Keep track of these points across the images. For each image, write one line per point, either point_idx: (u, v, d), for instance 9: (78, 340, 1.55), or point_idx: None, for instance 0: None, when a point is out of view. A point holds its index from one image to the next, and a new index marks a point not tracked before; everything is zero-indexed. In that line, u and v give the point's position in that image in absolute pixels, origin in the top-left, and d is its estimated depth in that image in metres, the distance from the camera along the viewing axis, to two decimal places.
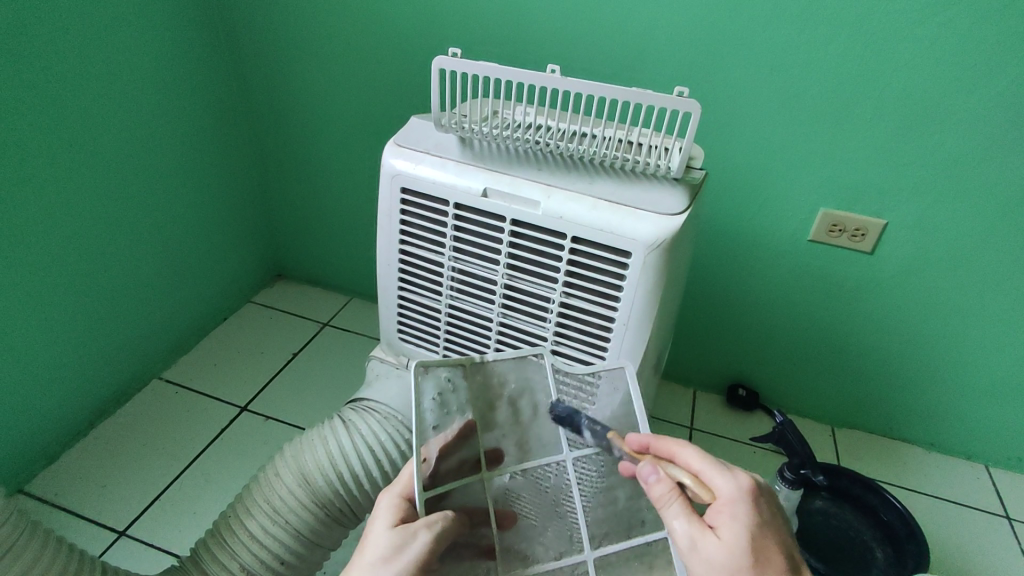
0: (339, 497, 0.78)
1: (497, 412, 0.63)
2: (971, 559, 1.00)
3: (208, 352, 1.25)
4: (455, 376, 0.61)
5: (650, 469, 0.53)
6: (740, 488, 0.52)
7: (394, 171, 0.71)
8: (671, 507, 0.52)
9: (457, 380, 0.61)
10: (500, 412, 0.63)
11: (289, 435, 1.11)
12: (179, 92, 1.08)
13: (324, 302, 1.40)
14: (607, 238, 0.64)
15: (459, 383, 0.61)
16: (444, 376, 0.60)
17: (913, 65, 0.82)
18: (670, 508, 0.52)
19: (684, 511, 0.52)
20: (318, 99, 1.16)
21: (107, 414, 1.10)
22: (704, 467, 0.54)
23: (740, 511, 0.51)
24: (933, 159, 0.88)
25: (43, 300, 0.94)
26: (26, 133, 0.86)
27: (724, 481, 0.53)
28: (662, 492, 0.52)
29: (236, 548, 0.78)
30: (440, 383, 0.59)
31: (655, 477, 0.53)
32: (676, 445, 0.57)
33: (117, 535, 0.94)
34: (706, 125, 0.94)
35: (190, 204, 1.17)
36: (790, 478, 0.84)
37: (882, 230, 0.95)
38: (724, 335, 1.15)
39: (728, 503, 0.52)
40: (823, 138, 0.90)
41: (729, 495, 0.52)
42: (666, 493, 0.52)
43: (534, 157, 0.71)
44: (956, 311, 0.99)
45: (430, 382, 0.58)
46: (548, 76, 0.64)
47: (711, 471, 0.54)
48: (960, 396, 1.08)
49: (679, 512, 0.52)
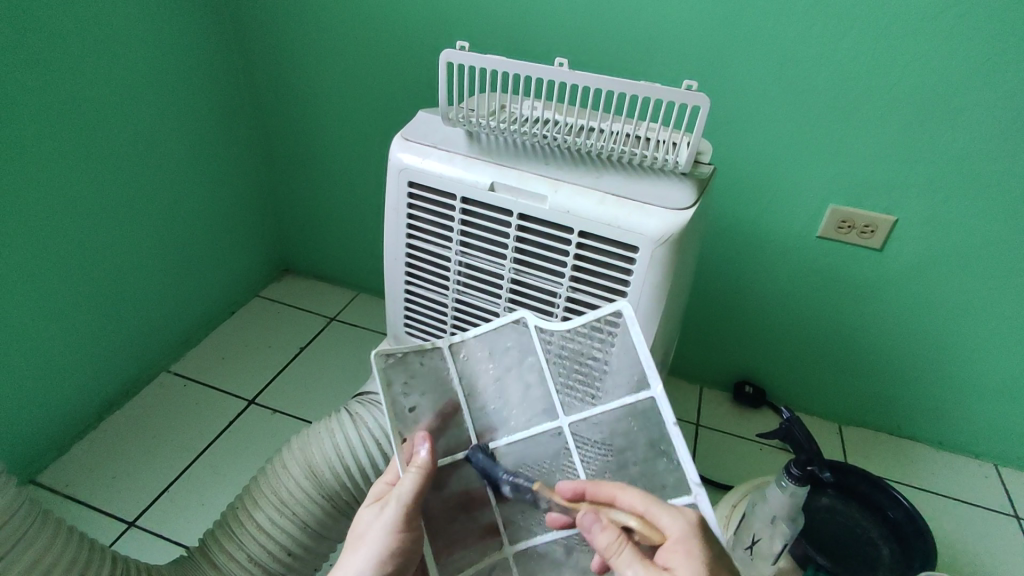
0: (345, 489, 0.78)
1: (482, 384, 0.66)
2: (980, 559, 1.00)
3: (216, 345, 1.26)
4: (429, 360, 0.66)
5: (591, 519, 0.51)
6: (688, 524, 0.51)
7: (401, 164, 0.71)
8: (621, 555, 0.50)
9: (438, 361, 0.66)
10: (486, 385, 0.66)
11: (296, 428, 1.11)
12: (188, 87, 1.08)
13: (331, 297, 1.41)
14: (615, 233, 0.64)
15: (438, 364, 0.66)
16: (416, 360, 0.65)
17: (925, 60, 0.81)
18: (621, 557, 0.50)
19: (635, 557, 0.50)
20: (327, 94, 1.16)
21: (116, 406, 1.11)
22: (647, 505, 0.53)
23: (693, 548, 0.50)
24: (946, 155, 0.87)
25: (53, 292, 0.95)
26: (36, 128, 0.86)
27: (671, 518, 0.51)
28: (608, 540, 0.51)
29: (244, 538, 0.79)
30: (413, 367, 0.64)
31: (597, 526, 0.51)
32: (615, 487, 0.55)
33: (127, 525, 0.95)
34: (715, 119, 0.93)
35: (199, 198, 1.17)
36: (796, 474, 0.81)
37: (892, 226, 0.94)
38: (731, 331, 1.14)
39: (679, 543, 0.50)
40: (834, 134, 0.90)
41: (678, 533, 0.50)
42: (612, 540, 0.51)
43: (542, 150, 0.71)
44: (966, 309, 0.99)
45: (404, 367, 0.64)
46: (556, 69, 0.64)
47: (654, 508, 0.52)
48: (970, 395, 1.07)
49: (631, 559, 0.50)
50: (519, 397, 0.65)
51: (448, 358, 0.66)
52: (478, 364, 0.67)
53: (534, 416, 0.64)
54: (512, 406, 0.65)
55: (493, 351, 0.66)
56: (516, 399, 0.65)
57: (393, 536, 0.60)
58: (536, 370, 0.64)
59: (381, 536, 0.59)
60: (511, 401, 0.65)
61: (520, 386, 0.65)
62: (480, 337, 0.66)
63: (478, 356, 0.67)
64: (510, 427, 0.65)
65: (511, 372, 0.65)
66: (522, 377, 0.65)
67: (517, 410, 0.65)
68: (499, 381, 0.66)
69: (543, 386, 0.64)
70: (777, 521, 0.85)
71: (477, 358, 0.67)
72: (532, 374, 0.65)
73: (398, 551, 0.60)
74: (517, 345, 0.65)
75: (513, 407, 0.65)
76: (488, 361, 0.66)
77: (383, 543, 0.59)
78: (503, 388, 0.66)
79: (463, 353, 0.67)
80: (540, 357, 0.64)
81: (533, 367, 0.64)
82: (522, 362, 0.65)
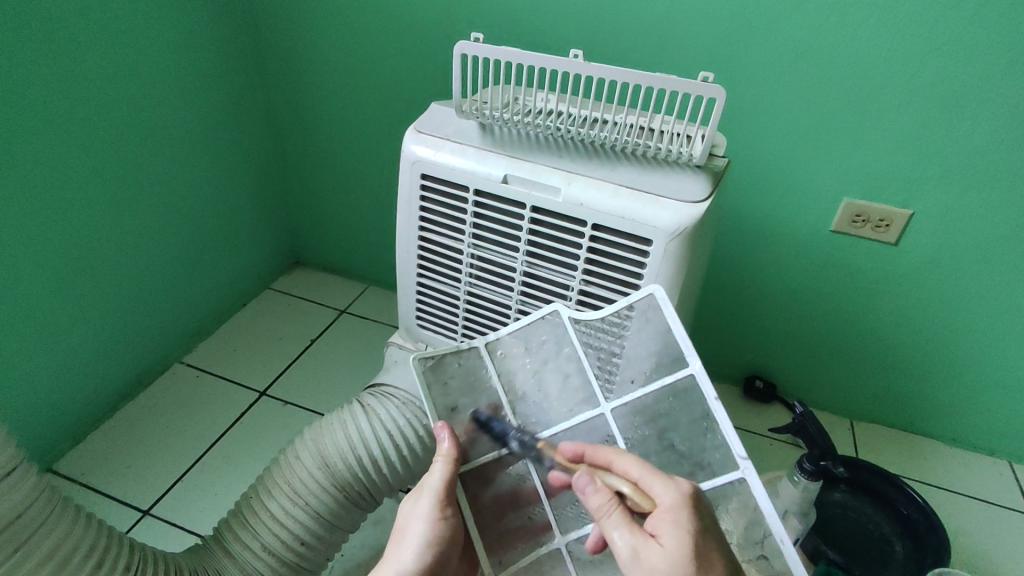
0: (358, 480, 0.79)
1: (520, 380, 0.68)
2: (993, 557, 0.99)
3: (228, 337, 1.27)
4: (469, 360, 0.69)
5: (585, 481, 0.53)
6: (680, 494, 0.51)
7: (414, 157, 0.71)
8: (610, 517, 0.52)
9: (476, 361, 0.69)
10: (525, 379, 0.68)
11: (308, 419, 1.12)
12: (199, 79, 1.08)
13: (341, 290, 1.41)
14: (628, 225, 0.64)
15: (476, 363, 0.69)
16: (456, 360, 0.69)
17: (943, 51, 0.80)
18: (610, 519, 0.52)
19: (623, 520, 0.51)
20: (338, 87, 1.16)
21: (131, 396, 1.12)
22: (644, 473, 0.54)
23: (681, 518, 0.50)
24: (964, 147, 0.86)
25: (68, 283, 0.96)
26: (51, 120, 0.87)
27: (663, 488, 0.52)
28: (599, 503, 0.52)
29: (258, 528, 0.79)
30: (454, 367, 0.69)
31: (592, 488, 0.53)
32: (612, 452, 0.57)
33: (142, 514, 0.96)
34: (729, 111, 0.93)
35: (211, 190, 1.18)
36: (808, 469, 0.82)
37: (908, 220, 0.93)
38: (743, 325, 1.14)
39: (669, 511, 0.51)
40: (850, 126, 0.89)
41: (670, 502, 0.51)
42: (604, 502, 0.52)
43: (555, 143, 0.70)
44: (982, 304, 0.98)
45: (443, 370, 0.69)
46: (570, 61, 0.63)
47: (649, 478, 0.53)
48: (984, 391, 1.06)
49: (619, 521, 0.51)
50: (558, 387, 0.66)
51: (486, 358, 0.69)
52: (515, 360, 0.68)
53: (575, 405, 0.65)
54: (551, 399, 0.66)
55: (528, 345, 0.68)
56: (555, 391, 0.66)
57: (434, 528, 0.62)
58: (573, 361, 0.65)
59: (423, 529, 0.61)
60: (549, 393, 0.66)
61: (558, 377, 0.66)
62: (515, 334, 0.68)
63: (513, 352, 0.69)
64: (552, 418, 0.66)
65: (548, 364, 0.67)
66: (560, 369, 0.66)
67: (556, 402, 0.66)
68: (537, 375, 0.67)
69: (581, 375, 0.65)
70: (789, 514, 0.85)
71: (513, 355, 0.69)
72: (570, 364, 0.65)
73: (441, 543, 0.62)
74: (552, 336, 0.66)
75: (552, 400, 0.66)
76: (525, 356, 0.68)
77: (426, 535, 0.61)
78: (541, 382, 0.67)
79: (499, 352, 0.69)
80: (576, 347, 0.65)
81: (571, 359, 0.65)
82: (559, 353, 0.66)
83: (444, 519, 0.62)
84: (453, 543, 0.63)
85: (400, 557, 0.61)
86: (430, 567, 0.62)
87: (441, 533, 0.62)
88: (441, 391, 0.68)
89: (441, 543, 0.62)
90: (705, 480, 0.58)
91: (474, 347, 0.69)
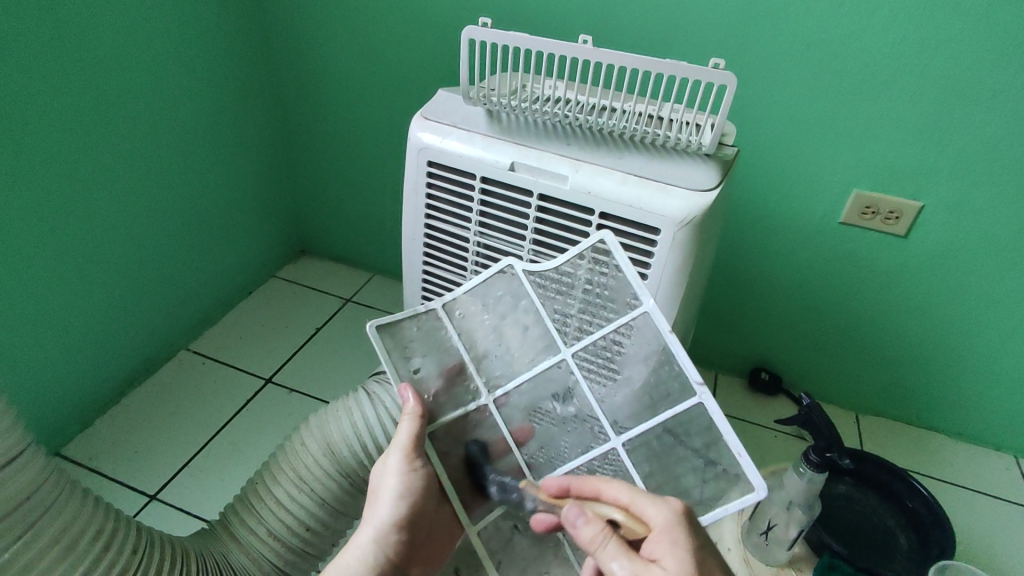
0: (363, 466, 0.80)
1: (481, 336, 0.67)
2: (997, 551, 0.98)
3: (234, 325, 1.27)
4: (429, 322, 0.68)
5: (576, 513, 0.52)
6: (673, 513, 0.51)
7: (421, 144, 0.71)
8: (606, 547, 0.51)
9: (434, 322, 0.68)
10: (484, 335, 0.67)
11: (312, 406, 1.13)
12: (206, 66, 1.08)
13: (347, 279, 1.41)
14: (637, 214, 0.64)
15: (435, 324, 0.68)
16: (412, 326, 0.68)
17: (957, 40, 0.79)
18: (606, 549, 0.50)
19: (620, 549, 0.50)
20: (345, 75, 1.15)
21: (138, 382, 1.13)
22: (633, 496, 0.53)
23: (677, 537, 0.50)
24: (978, 138, 0.84)
25: (74, 270, 0.96)
26: (58, 107, 0.87)
27: (655, 508, 0.52)
28: (594, 532, 0.51)
29: (264, 513, 0.80)
30: (410, 331, 0.67)
31: (582, 520, 0.51)
32: (600, 480, 0.56)
33: (148, 499, 0.97)
34: (740, 101, 0.91)
35: (217, 178, 1.18)
36: (814, 460, 0.81)
37: (918, 213, 0.92)
38: (749, 317, 1.13)
39: (664, 532, 0.51)
40: (861, 117, 0.88)
41: (664, 522, 0.51)
42: (598, 533, 0.51)
43: (563, 131, 0.70)
44: (991, 298, 0.97)
45: (400, 334, 0.67)
46: (580, 48, 0.63)
47: (640, 500, 0.53)
48: (992, 385, 1.05)
49: (616, 551, 0.50)
50: (519, 341, 0.66)
51: (444, 319, 0.68)
52: (474, 319, 0.68)
53: (537, 355, 0.65)
54: (513, 351, 0.66)
55: (486, 302, 0.67)
56: (517, 344, 0.66)
57: (405, 480, 0.63)
58: (532, 314, 0.65)
59: (394, 482, 0.63)
60: (511, 347, 0.66)
61: (518, 331, 0.66)
62: (471, 291, 0.67)
63: (472, 310, 0.68)
64: (514, 369, 0.66)
65: (507, 319, 0.66)
66: (519, 322, 0.66)
67: (519, 354, 0.66)
68: (497, 331, 0.67)
69: (541, 326, 0.65)
70: (793, 506, 0.85)
71: (472, 313, 0.68)
72: (528, 317, 0.65)
73: (417, 492, 0.64)
74: (509, 292, 0.66)
75: (514, 353, 0.66)
76: (482, 313, 0.67)
77: (398, 489, 0.63)
78: (502, 335, 0.66)
79: (458, 311, 0.68)
80: (533, 299, 0.65)
81: (529, 311, 0.65)
82: (516, 307, 0.66)
83: (414, 471, 0.64)
84: (431, 491, 0.65)
85: (379, 509, 0.64)
86: (410, 516, 0.64)
87: (414, 484, 0.64)
88: (402, 355, 0.66)
89: (416, 492, 0.64)
90: (667, 410, 0.60)
91: (430, 310, 0.68)
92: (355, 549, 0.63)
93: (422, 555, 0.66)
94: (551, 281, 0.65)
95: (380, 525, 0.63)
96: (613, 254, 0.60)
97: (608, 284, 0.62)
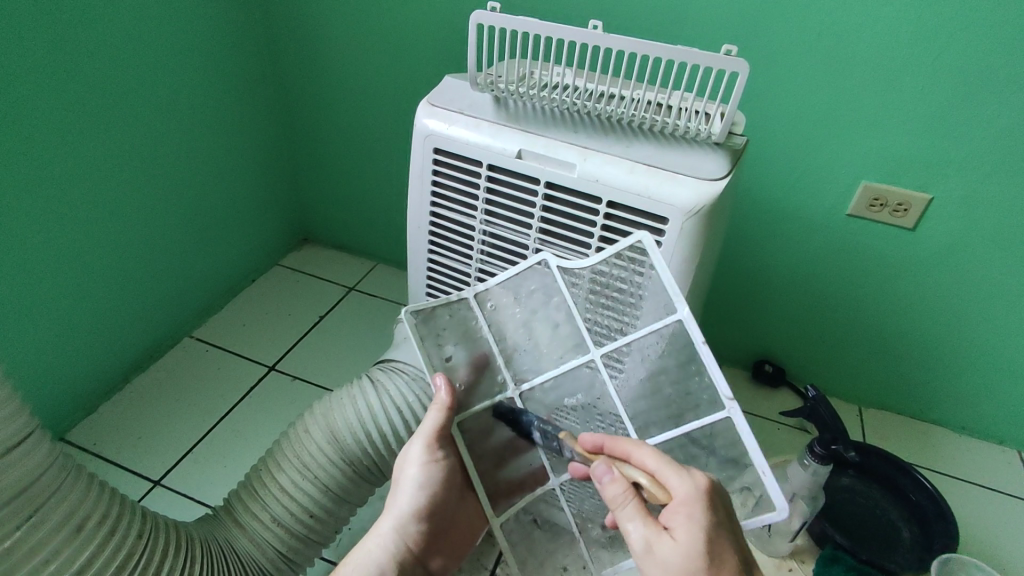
0: (366, 454, 0.80)
1: (511, 330, 0.67)
2: (1000, 545, 0.99)
3: (237, 312, 1.27)
4: (460, 312, 0.68)
5: (602, 470, 0.53)
6: (695, 488, 0.50)
7: (427, 130, 0.70)
8: (625, 508, 0.52)
9: (465, 312, 0.68)
10: (514, 329, 0.67)
11: (315, 394, 1.13)
12: (208, 50, 1.06)
13: (350, 267, 1.41)
14: (644, 203, 0.63)
15: (466, 316, 0.68)
16: (444, 315, 0.68)
17: (970, 29, 0.78)
18: (624, 510, 0.52)
19: (637, 512, 0.52)
20: (349, 60, 1.14)
21: (141, 368, 1.13)
22: (660, 465, 0.52)
23: (695, 514, 0.50)
24: (989, 130, 0.83)
25: (78, 255, 0.96)
26: (60, 89, 0.86)
27: (679, 481, 0.51)
28: (616, 493, 0.52)
29: (267, 500, 0.80)
30: (442, 319, 0.68)
31: (609, 478, 0.53)
32: (631, 445, 0.55)
33: (152, 484, 0.97)
34: (749, 89, 0.90)
35: (220, 165, 1.17)
36: (819, 452, 0.80)
37: (927, 205, 0.91)
38: (754, 309, 1.13)
39: (683, 505, 0.50)
40: (871, 106, 0.86)
41: (684, 496, 0.50)
42: (619, 493, 0.52)
43: (570, 118, 0.69)
44: (999, 291, 0.96)
45: (433, 322, 0.68)
46: (590, 33, 0.62)
47: (666, 470, 0.52)
48: (998, 379, 1.05)
49: (633, 514, 0.52)
50: (548, 337, 0.65)
51: (474, 309, 0.68)
52: (506, 311, 0.67)
53: (565, 351, 0.65)
54: (542, 347, 0.66)
55: (518, 295, 0.66)
56: (545, 340, 0.66)
57: (426, 470, 0.65)
58: (562, 308, 0.64)
59: (416, 471, 0.65)
60: (539, 342, 0.66)
61: (548, 327, 0.65)
62: (504, 284, 0.66)
63: (504, 303, 0.67)
64: (542, 365, 0.66)
65: (538, 315, 0.66)
66: (550, 318, 0.65)
67: (547, 350, 0.66)
68: (527, 325, 0.66)
69: (571, 322, 0.64)
70: (797, 498, 0.85)
71: (504, 305, 0.67)
72: (559, 313, 0.64)
73: (438, 482, 0.66)
74: (541, 287, 0.65)
75: (543, 349, 0.66)
76: (515, 306, 0.67)
77: (421, 479, 0.65)
78: (531, 331, 0.66)
79: (489, 303, 0.68)
80: (564, 295, 0.63)
81: (560, 308, 0.64)
82: (547, 303, 0.65)
83: (435, 461, 0.65)
84: (450, 480, 0.66)
85: (400, 499, 0.66)
86: (429, 505, 0.66)
87: (435, 474, 0.65)
88: (435, 343, 0.67)
89: (436, 481, 0.66)
90: (694, 420, 0.58)
91: (462, 300, 0.68)
92: (377, 538, 0.65)
93: (440, 543, 0.69)
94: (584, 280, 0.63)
95: (401, 515, 0.65)
96: (648, 256, 0.58)
97: (641, 286, 0.61)
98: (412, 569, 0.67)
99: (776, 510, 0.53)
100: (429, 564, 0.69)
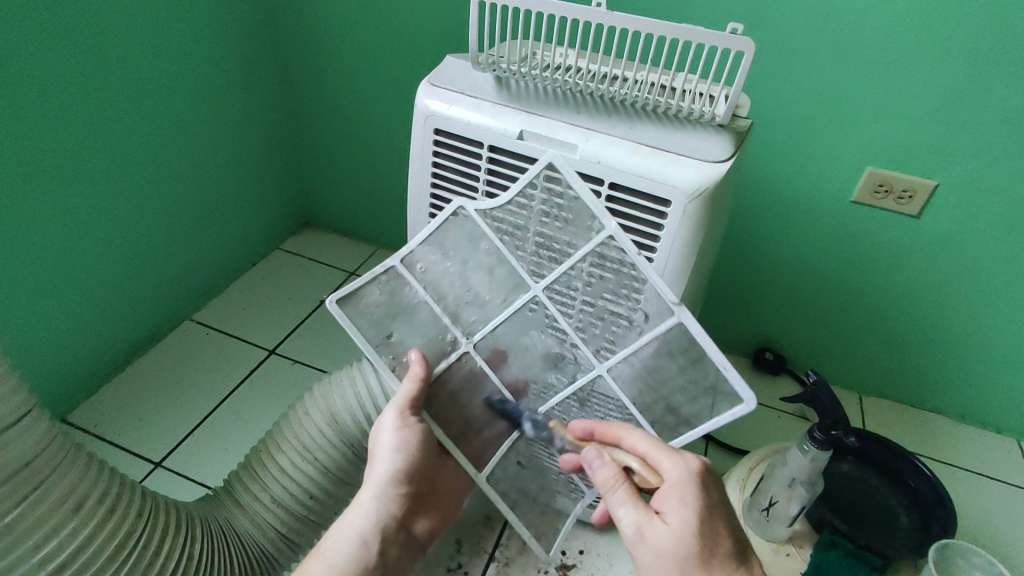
0: (366, 437, 0.81)
1: (447, 286, 0.64)
2: (996, 533, 0.99)
3: (239, 296, 1.27)
4: (393, 278, 0.65)
5: (594, 455, 0.56)
6: (687, 471, 0.54)
7: (428, 111, 0.70)
8: (616, 493, 0.55)
9: (396, 280, 0.65)
10: (450, 285, 0.64)
11: (315, 377, 1.13)
12: (209, 29, 1.05)
13: (351, 252, 1.40)
14: (646, 185, 0.62)
15: (398, 283, 0.65)
16: (375, 291, 0.66)
17: (980, 12, 0.76)
18: (615, 494, 0.55)
19: (628, 497, 0.54)
20: (351, 41, 1.13)
21: (142, 351, 1.13)
22: (651, 448, 0.56)
23: (686, 496, 0.53)
24: (997, 117, 0.82)
25: (79, 238, 0.96)
26: (57, 67, 0.85)
27: (671, 464, 0.54)
28: (607, 476, 0.55)
29: (268, 481, 0.80)
30: (375, 295, 0.66)
31: (600, 463, 0.55)
32: (622, 429, 0.59)
33: (154, 466, 0.98)
34: (756, 74, 0.89)
35: (221, 146, 1.16)
36: (819, 438, 0.80)
37: (932, 192, 0.90)
38: (756, 295, 1.12)
39: (674, 487, 0.54)
40: (879, 91, 0.85)
41: (676, 478, 0.54)
42: (611, 477, 0.55)
43: (573, 99, 0.68)
44: (1003, 279, 0.95)
45: (363, 303, 0.66)
46: (593, 11, 0.61)
47: (658, 453, 0.56)
48: (1000, 368, 1.04)
49: (624, 498, 0.54)
50: (486, 284, 0.63)
51: (405, 273, 0.64)
52: (436, 269, 0.64)
53: (507, 295, 0.63)
54: (483, 295, 0.64)
55: (445, 249, 0.63)
56: (484, 288, 0.64)
57: (402, 435, 0.65)
58: (495, 256, 0.62)
59: (392, 437, 0.65)
60: (479, 292, 0.64)
61: (484, 273, 0.63)
62: None
63: (433, 264, 0.64)
64: (488, 315, 0.64)
65: (471, 265, 0.63)
66: (482, 264, 0.63)
67: (489, 298, 0.64)
68: (463, 277, 0.64)
69: (505, 265, 0.62)
70: (796, 483, 0.85)
71: (434, 263, 0.64)
72: (491, 258, 0.62)
73: (416, 446, 0.66)
74: (467, 236, 0.62)
75: (484, 296, 0.64)
76: (445, 261, 0.64)
77: (396, 445, 0.65)
78: (468, 282, 0.64)
79: (420, 265, 0.64)
80: (492, 240, 0.61)
81: (491, 252, 0.62)
82: None
83: (411, 426, 0.66)
84: (428, 445, 0.67)
85: (377, 466, 0.66)
86: (408, 470, 0.66)
87: (411, 438, 0.66)
88: (372, 322, 0.67)
89: (414, 446, 0.66)
90: (649, 333, 0.59)
91: (389, 269, 0.65)
92: (359, 508, 0.66)
93: (423, 504, 0.72)
94: (507, 224, 0.61)
95: (380, 482, 0.66)
96: (564, 183, 0.57)
97: (569, 217, 0.59)
98: (398, 532, 0.68)
99: (744, 403, 0.57)
100: (413, 528, 0.71)
